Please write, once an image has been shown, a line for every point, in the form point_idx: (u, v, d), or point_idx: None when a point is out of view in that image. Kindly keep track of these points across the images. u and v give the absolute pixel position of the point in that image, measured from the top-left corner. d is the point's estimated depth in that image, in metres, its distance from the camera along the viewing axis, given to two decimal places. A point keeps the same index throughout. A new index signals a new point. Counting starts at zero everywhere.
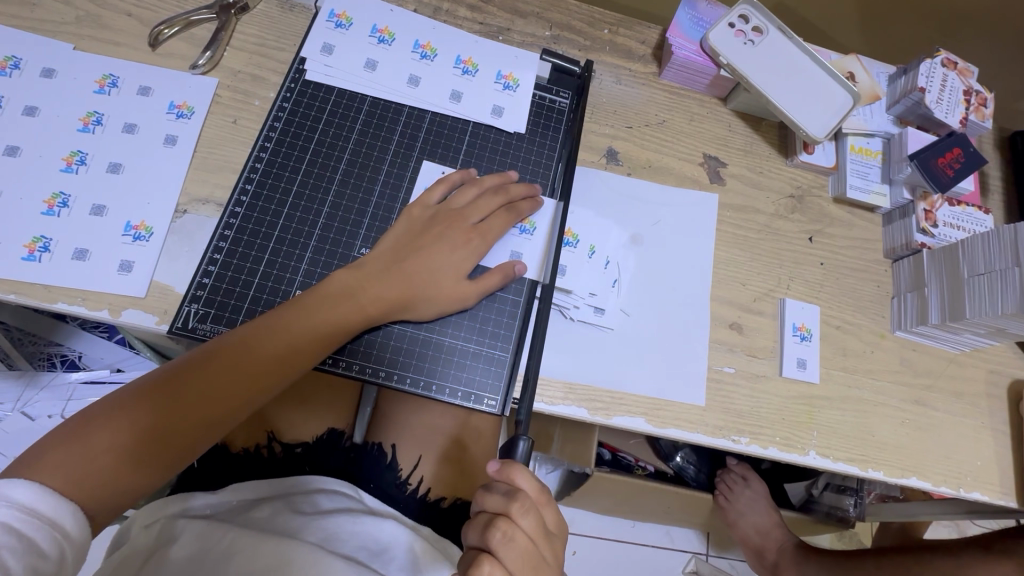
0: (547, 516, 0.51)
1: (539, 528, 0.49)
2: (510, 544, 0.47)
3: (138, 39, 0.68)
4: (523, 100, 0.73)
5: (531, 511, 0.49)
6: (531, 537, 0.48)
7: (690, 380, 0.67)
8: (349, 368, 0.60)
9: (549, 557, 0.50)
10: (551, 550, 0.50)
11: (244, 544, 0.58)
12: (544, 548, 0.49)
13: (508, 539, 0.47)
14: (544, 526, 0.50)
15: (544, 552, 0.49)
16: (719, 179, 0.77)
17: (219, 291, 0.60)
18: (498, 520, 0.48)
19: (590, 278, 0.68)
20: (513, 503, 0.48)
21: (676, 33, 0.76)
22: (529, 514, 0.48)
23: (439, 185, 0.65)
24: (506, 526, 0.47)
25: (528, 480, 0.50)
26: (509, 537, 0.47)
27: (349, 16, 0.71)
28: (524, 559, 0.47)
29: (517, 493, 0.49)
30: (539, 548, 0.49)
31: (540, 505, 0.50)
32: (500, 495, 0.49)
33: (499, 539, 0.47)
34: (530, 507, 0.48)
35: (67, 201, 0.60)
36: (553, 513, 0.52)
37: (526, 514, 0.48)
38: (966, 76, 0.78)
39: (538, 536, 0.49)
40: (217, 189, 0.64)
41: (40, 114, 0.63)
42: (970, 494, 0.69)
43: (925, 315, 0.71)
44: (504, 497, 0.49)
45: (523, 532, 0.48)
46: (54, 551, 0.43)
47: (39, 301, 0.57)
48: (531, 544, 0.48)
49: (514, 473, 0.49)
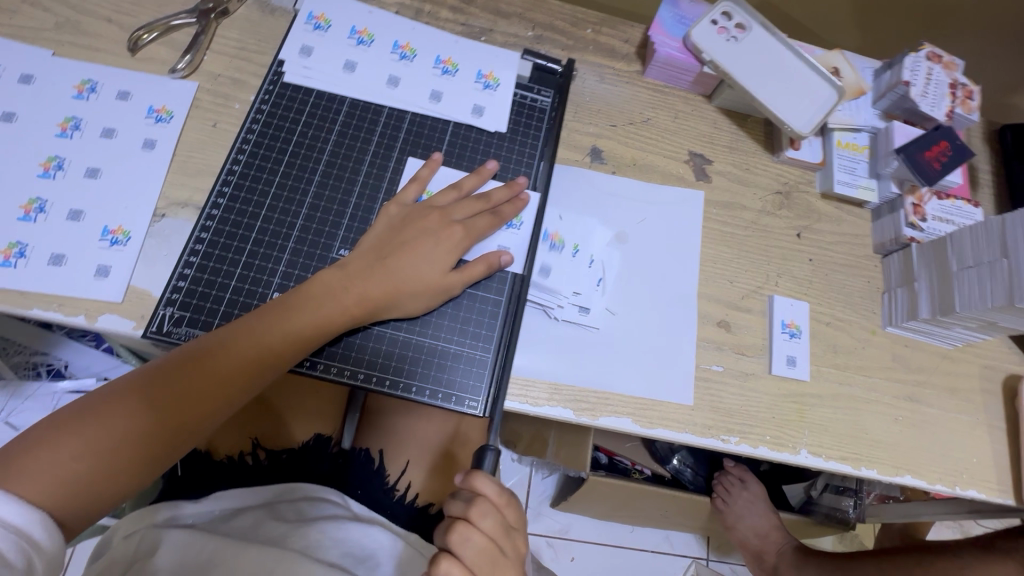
0: (511, 514, 0.49)
1: (498, 526, 0.47)
2: (467, 546, 0.46)
3: (117, 44, 0.68)
4: (504, 99, 0.73)
5: (491, 512, 0.47)
6: (490, 536, 0.47)
7: (678, 379, 0.66)
8: (328, 371, 0.59)
9: (512, 556, 0.48)
10: (515, 548, 0.49)
11: (224, 553, 0.57)
12: (504, 545, 0.48)
13: (464, 539, 0.46)
14: (504, 524, 0.48)
15: (506, 552, 0.48)
16: (704, 176, 0.77)
17: (196, 294, 0.59)
18: (456, 523, 0.46)
19: (575, 277, 0.67)
20: (470, 506, 0.47)
21: (659, 31, 0.76)
22: (487, 516, 0.47)
23: (419, 185, 0.65)
24: (462, 529, 0.46)
25: (489, 484, 0.48)
26: (466, 538, 0.46)
27: (328, 18, 0.71)
28: (482, 560, 0.46)
29: (475, 496, 0.47)
30: (500, 547, 0.47)
31: (503, 505, 0.48)
32: (458, 496, 0.48)
33: (455, 541, 0.46)
34: (489, 509, 0.47)
35: (44, 206, 0.60)
36: (518, 510, 0.50)
37: (484, 514, 0.47)
38: (951, 70, 0.78)
39: (499, 536, 0.47)
40: (196, 192, 0.63)
41: (18, 119, 0.62)
42: (966, 492, 0.68)
43: (916, 310, 0.70)
44: (462, 500, 0.47)
45: (481, 533, 0.46)
46: (22, 562, 0.42)
47: (14, 307, 0.56)
48: (490, 543, 0.47)
49: (475, 479, 0.48)
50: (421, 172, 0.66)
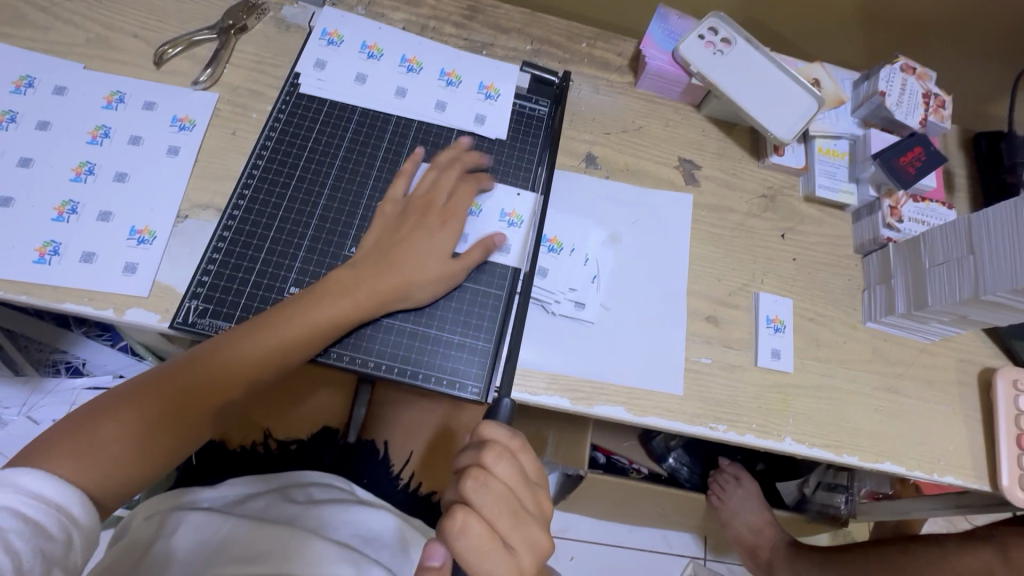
0: (525, 463, 0.53)
1: (514, 474, 0.51)
2: (483, 491, 0.49)
3: (143, 58, 0.73)
4: (504, 108, 0.78)
5: (504, 458, 0.51)
6: (507, 483, 0.50)
7: (668, 370, 0.70)
8: (340, 358, 0.63)
9: (531, 506, 0.51)
10: (532, 496, 0.52)
11: (239, 532, 0.60)
12: (522, 493, 0.51)
13: (481, 484, 0.49)
14: (520, 473, 0.51)
15: (523, 500, 0.51)
16: (693, 181, 0.81)
17: (218, 288, 0.63)
18: (470, 469, 0.50)
19: (570, 274, 0.72)
20: (483, 452, 0.51)
21: (650, 45, 0.81)
22: (501, 461, 0.50)
23: (407, 178, 0.69)
24: (478, 474, 0.49)
25: (497, 429, 0.52)
26: (481, 483, 0.49)
27: (340, 33, 0.76)
28: (499, 503, 0.49)
29: (486, 443, 0.51)
30: (516, 494, 0.50)
31: (516, 452, 0.52)
32: (472, 450, 0.52)
33: (472, 486, 0.49)
34: (502, 454, 0.51)
35: (76, 208, 0.64)
36: (533, 461, 0.53)
37: (499, 461, 0.51)
38: (925, 81, 0.83)
39: (514, 482, 0.51)
40: (216, 195, 0.68)
41: (52, 128, 0.67)
42: (944, 479, 0.72)
43: (893, 305, 0.74)
44: (474, 450, 0.51)
45: (497, 479, 0.50)
46: (62, 535, 0.45)
47: (48, 301, 0.60)
48: (506, 490, 0.50)
49: (484, 428, 0.53)
50: (404, 165, 0.70)
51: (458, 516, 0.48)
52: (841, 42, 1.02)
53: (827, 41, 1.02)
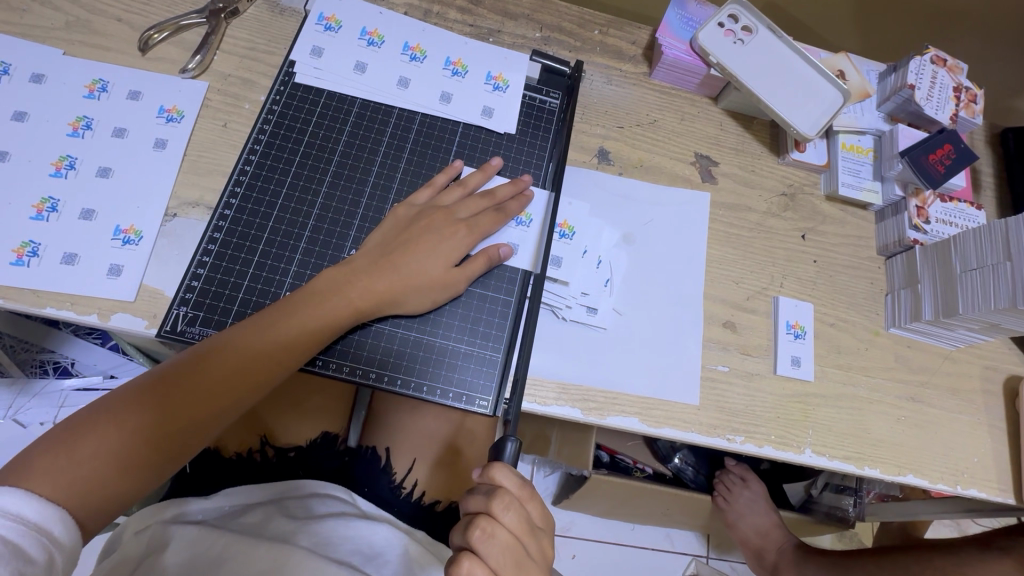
0: (533, 510, 0.50)
1: (522, 524, 0.48)
2: (490, 543, 0.46)
3: (127, 44, 0.68)
4: (513, 100, 0.73)
5: (513, 507, 0.48)
6: (515, 533, 0.47)
7: (684, 379, 0.67)
8: (340, 369, 0.60)
9: (535, 553, 0.49)
10: (538, 544, 0.49)
11: (236, 548, 0.57)
12: (528, 543, 0.48)
13: (488, 536, 0.46)
14: (528, 522, 0.49)
15: (529, 549, 0.48)
16: (710, 178, 0.77)
17: (209, 294, 0.59)
18: (478, 518, 0.47)
19: (582, 277, 0.68)
20: (493, 501, 0.47)
21: (666, 33, 0.76)
22: (510, 511, 0.47)
23: (433, 190, 0.65)
24: (486, 524, 0.46)
25: (509, 476, 0.49)
26: (489, 534, 0.46)
27: (338, 18, 0.71)
28: (506, 555, 0.46)
29: (496, 491, 0.48)
30: (523, 544, 0.48)
31: (524, 500, 0.49)
32: (482, 495, 0.48)
33: (479, 537, 0.46)
34: (512, 503, 0.47)
35: (56, 205, 0.60)
36: (540, 507, 0.51)
37: (508, 510, 0.47)
38: (955, 74, 0.79)
39: (522, 532, 0.48)
40: (206, 192, 0.64)
41: (29, 119, 0.63)
42: (967, 492, 0.69)
43: (919, 311, 0.71)
44: (484, 496, 0.48)
45: (505, 529, 0.47)
46: (43, 556, 0.41)
47: (27, 306, 0.56)
48: (514, 540, 0.47)
49: (496, 472, 0.49)
50: (437, 177, 0.66)
51: (464, 564, 0.45)
52: (863, 31, 0.97)
53: (849, 27, 0.97)
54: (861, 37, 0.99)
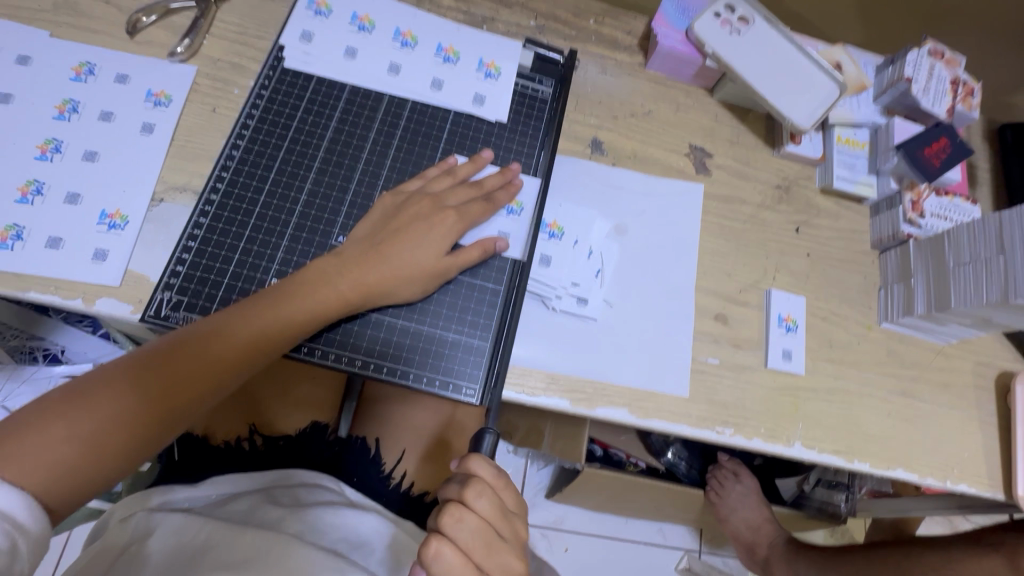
0: (508, 500, 0.50)
1: (495, 509, 0.47)
2: (460, 526, 0.46)
3: (115, 26, 0.67)
4: (506, 88, 0.73)
5: (486, 495, 0.47)
6: (486, 518, 0.47)
7: (674, 371, 0.67)
8: (326, 357, 0.59)
9: (509, 538, 0.48)
10: (514, 534, 0.49)
11: (220, 536, 0.57)
12: (502, 528, 0.48)
13: (458, 520, 0.46)
14: (502, 507, 0.48)
15: (503, 538, 0.48)
16: (704, 169, 0.77)
17: (193, 279, 0.59)
18: (449, 504, 0.46)
19: (572, 267, 0.68)
20: (465, 488, 0.47)
21: (662, 23, 0.76)
22: (483, 497, 0.47)
23: (423, 180, 0.65)
24: (456, 511, 0.46)
25: (485, 466, 0.49)
26: (458, 519, 0.46)
27: (329, 3, 0.70)
28: (476, 538, 0.46)
29: (470, 479, 0.48)
30: (495, 528, 0.47)
31: (498, 489, 0.49)
32: (455, 483, 0.48)
33: (448, 521, 0.46)
34: (485, 491, 0.47)
35: (41, 188, 0.60)
36: (514, 496, 0.50)
37: (481, 496, 0.47)
38: (953, 66, 0.78)
39: (494, 517, 0.47)
40: (194, 177, 0.63)
41: (15, 101, 0.62)
42: (956, 487, 0.69)
43: (912, 305, 0.70)
44: (458, 484, 0.48)
45: (475, 517, 0.46)
46: (4, 543, 0.41)
47: (11, 289, 0.56)
48: (485, 525, 0.47)
49: (472, 463, 0.49)
50: (430, 170, 0.66)
51: (432, 543, 0.45)
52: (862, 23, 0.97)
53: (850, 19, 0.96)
54: (863, 30, 0.98)
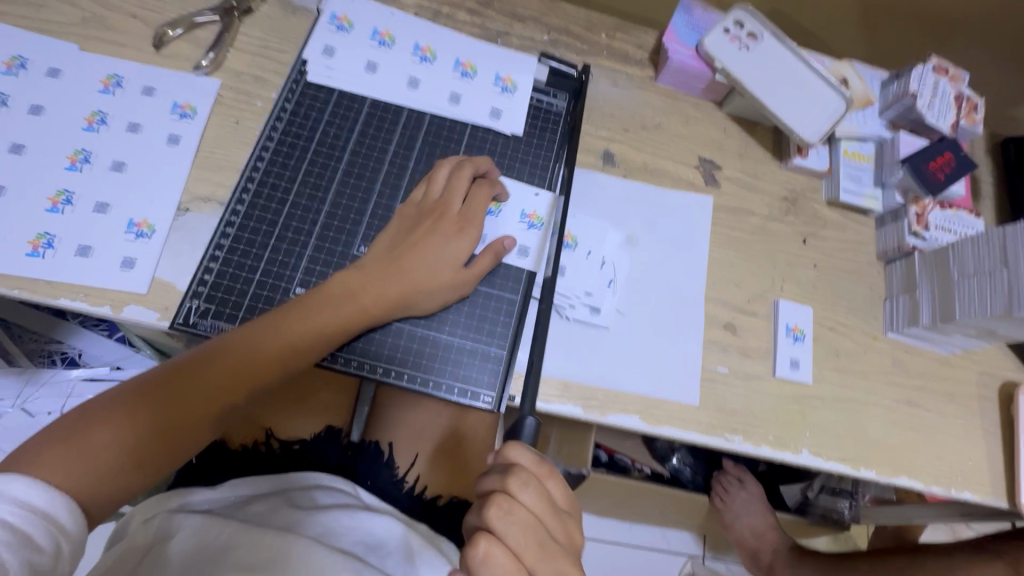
0: (553, 490, 0.51)
1: (542, 502, 0.49)
2: (508, 519, 0.47)
3: (142, 40, 0.69)
4: (521, 102, 0.74)
5: (531, 484, 0.49)
6: (534, 511, 0.48)
7: (684, 379, 0.68)
8: (348, 364, 0.61)
9: (559, 534, 0.49)
10: (561, 525, 0.50)
11: (242, 538, 0.58)
12: (550, 521, 0.49)
13: (507, 512, 0.47)
14: (548, 499, 0.49)
15: (550, 527, 0.49)
16: (713, 182, 0.78)
17: (220, 288, 0.61)
18: (496, 496, 0.48)
19: (585, 277, 0.69)
20: (509, 478, 0.49)
21: (672, 38, 0.77)
22: (528, 488, 0.48)
23: (432, 181, 0.66)
24: (504, 502, 0.47)
25: (524, 454, 0.51)
26: (507, 510, 0.47)
27: (350, 19, 0.72)
28: (526, 533, 0.47)
29: (513, 469, 0.49)
30: (544, 523, 0.48)
31: (541, 478, 0.51)
32: (498, 474, 0.50)
33: (496, 514, 0.47)
34: (529, 480, 0.49)
35: (71, 198, 0.61)
36: (560, 486, 0.52)
37: (525, 488, 0.49)
38: (957, 82, 0.80)
39: (541, 510, 0.49)
40: (219, 188, 0.65)
41: (45, 112, 0.64)
42: (961, 495, 0.70)
43: (917, 316, 0.72)
44: (500, 474, 0.49)
45: (522, 506, 0.48)
46: (50, 545, 0.42)
47: (42, 296, 0.58)
48: (534, 518, 0.48)
49: (510, 451, 0.51)
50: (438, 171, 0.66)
51: (482, 544, 0.46)
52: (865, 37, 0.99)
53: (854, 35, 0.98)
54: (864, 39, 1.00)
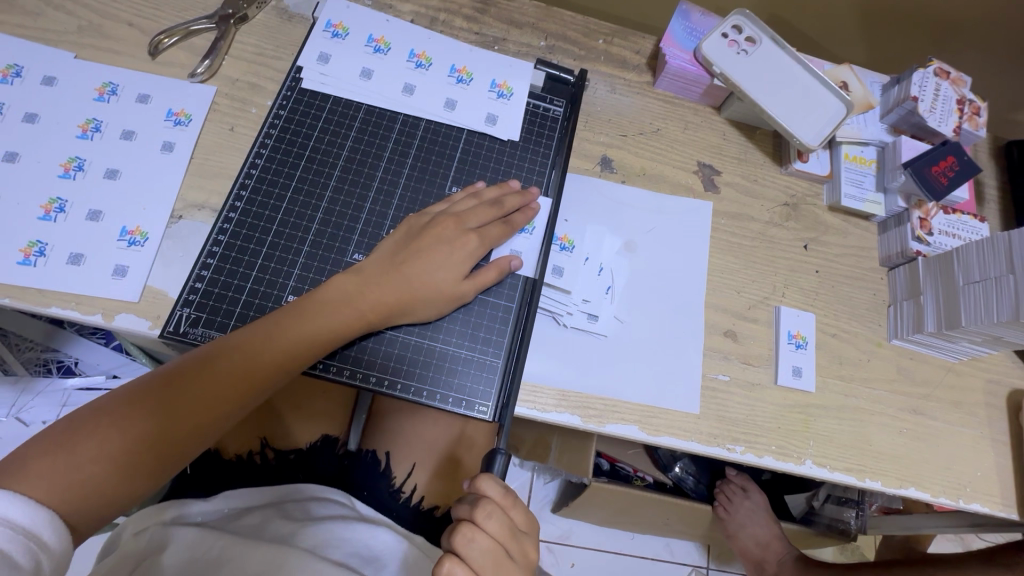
0: (518, 517, 0.51)
1: (505, 529, 0.48)
2: (471, 546, 0.47)
3: (138, 48, 0.69)
4: (517, 107, 0.74)
5: (496, 513, 0.48)
6: (497, 538, 0.48)
7: (684, 388, 0.67)
8: (340, 373, 0.60)
9: (519, 556, 0.49)
10: (521, 548, 0.50)
11: (236, 551, 0.57)
12: (512, 547, 0.49)
13: (469, 539, 0.47)
14: (512, 527, 0.49)
15: (512, 552, 0.49)
16: (713, 187, 0.77)
17: (212, 296, 0.60)
18: (460, 524, 0.48)
19: (583, 284, 0.68)
20: (475, 508, 0.48)
21: (670, 43, 0.77)
22: (492, 517, 0.48)
23: (449, 202, 0.66)
24: (467, 529, 0.47)
25: (493, 484, 0.49)
26: (470, 539, 0.47)
27: (345, 25, 0.72)
28: (488, 558, 0.47)
29: (480, 498, 0.48)
30: (506, 547, 0.48)
31: (507, 507, 0.50)
32: (465, 502, 0.49)
33: (460, 541, 0.47)
34: (494, 510, 0.48)
35: (64, 206, 0.61)
36: (524, 514, 0.51)
37: (490, 517, 0.48)
38: (959, 86, 0.79)
39: (505, 537, 0.48)
40: (213, 195, 0.65)
41: (40, 120, 0.64)
42: (970, 506, 0.68)
43: (922, 323, 0.70)
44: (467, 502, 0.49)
45: (487, 534, 0.47)
46: (30, 563, 0.40)
47: (33, 305, 0.57)
48: (497, 545, 0.48)
49: (479, 480, 0.50)
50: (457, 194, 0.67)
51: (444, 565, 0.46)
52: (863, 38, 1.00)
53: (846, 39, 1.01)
54: (852, 43, 1.02)
